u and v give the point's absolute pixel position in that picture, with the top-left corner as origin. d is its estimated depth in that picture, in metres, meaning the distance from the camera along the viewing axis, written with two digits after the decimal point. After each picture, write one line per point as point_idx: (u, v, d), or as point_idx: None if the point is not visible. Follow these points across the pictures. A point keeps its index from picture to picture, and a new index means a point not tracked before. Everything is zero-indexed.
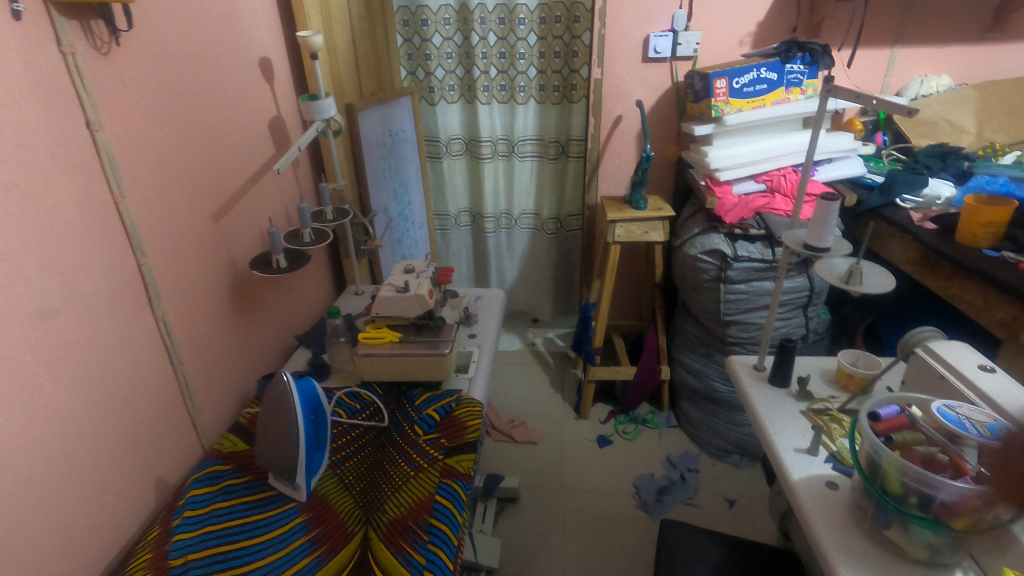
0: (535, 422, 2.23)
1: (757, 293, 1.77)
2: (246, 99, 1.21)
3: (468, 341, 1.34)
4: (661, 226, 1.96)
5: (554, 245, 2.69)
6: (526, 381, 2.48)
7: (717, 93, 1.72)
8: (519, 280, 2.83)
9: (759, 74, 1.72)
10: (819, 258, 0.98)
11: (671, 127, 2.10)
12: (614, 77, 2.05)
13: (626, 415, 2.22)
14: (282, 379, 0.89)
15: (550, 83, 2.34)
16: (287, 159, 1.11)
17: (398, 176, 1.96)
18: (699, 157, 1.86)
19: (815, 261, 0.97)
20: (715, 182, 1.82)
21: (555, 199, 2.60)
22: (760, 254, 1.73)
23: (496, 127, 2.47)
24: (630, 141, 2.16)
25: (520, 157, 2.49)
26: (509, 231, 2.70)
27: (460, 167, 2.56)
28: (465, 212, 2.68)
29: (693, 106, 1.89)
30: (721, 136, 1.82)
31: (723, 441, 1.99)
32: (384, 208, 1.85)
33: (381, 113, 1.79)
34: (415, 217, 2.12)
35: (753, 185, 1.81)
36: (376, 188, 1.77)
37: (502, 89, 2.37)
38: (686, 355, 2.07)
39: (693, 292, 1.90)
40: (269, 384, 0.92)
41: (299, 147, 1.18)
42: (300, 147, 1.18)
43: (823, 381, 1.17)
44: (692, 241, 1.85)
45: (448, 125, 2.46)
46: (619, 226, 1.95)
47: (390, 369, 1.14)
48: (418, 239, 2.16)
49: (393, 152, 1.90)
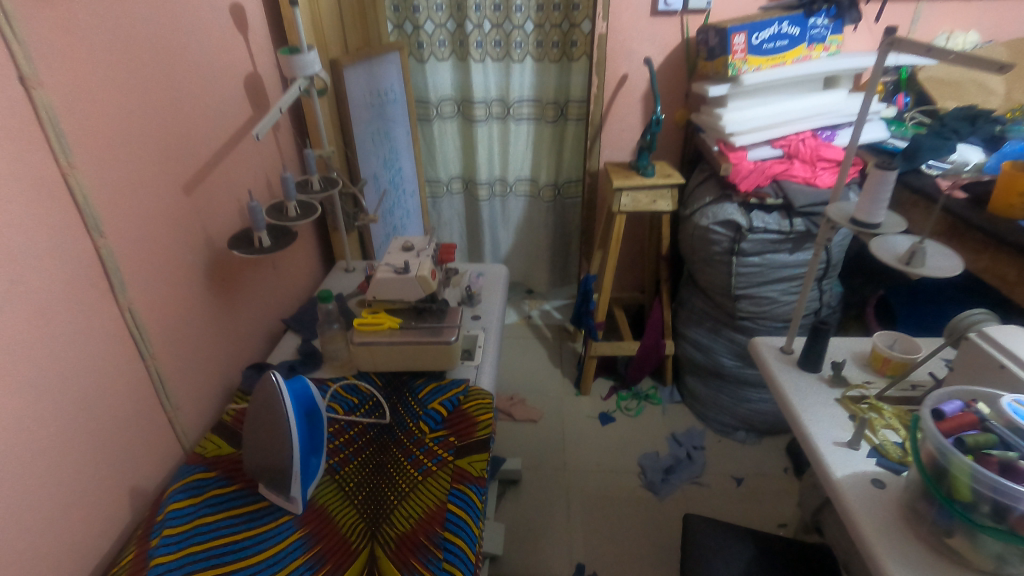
0: (534, 399, 2.15)
1: (771, 266, 1.68)
2: (218, 53, 1.06)
3: (473, 324, 1.24)
4: (670, 194, 1.84)
5: (550, 214, 2.58)
6: (524, 356, 2.40)
7: (735, 49, 1.58)
8: (514, 250, 2.73)
9: (780, 28, 1.59)
10: (872, 235, 0.88)
11: (681, 87, 1.96)
12: (620, 32, 1.89)
13: (627, 391, 2.16)
14: (273, 379, 0.78)
15: (548, 39, 2.18)
16: (268, 123, 0.97)
17: (387, 141, 1.80)
18: (712, 120, 1.73)
19: (869, 239, 0.87)
20: (729, 148, 1.70)
21: (552, 164, 2.47)
22: (778, 225, 1.62)
23: (490, 87, 2.32)
24: (634, 103, 2.02)
25: (517, 119, 2.36)
26: (504, 199, 2.58)
27: (452, 130, 2.43)
28: (457, 178, 2.56)
29: (707, 63, 1.76)
30: (737, 96, 1.69)
31: (729, 417, 1.95)
32: (374, 175, 1.70)
33: (368, 69, 1.63)
34: (406, 184, 1.98)
35: (769, 150, 1.69)
36: (365, 154, 1.62)
37: (497, 45, 2.22)
38: (692, 330, 1.99)
39: (703, 264, 1.81)
40: (257, 383, 0.81)
41: (281, 109, 1.03)
42: (282, 109, 1.04)
43: (858, 365, 1.09)
44: (703, 211, 1.74)
45: (439, 85, 2.32)
46: (625, 195, 1.84)
47: (390, 359, 1.03)
48: (410, 209, 2.02)
49: (381, 114, 1.75)
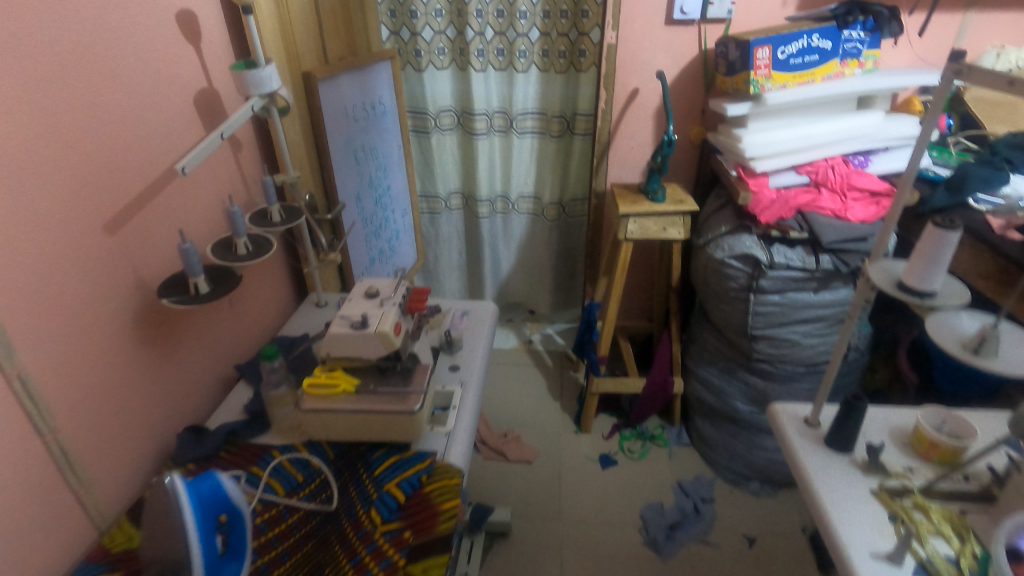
0: (530, 435, 2.00)
1: (793, 306, 1.51)
2: (160, 67, 0.93)
3: (450, 377, 1.09)
4: (682, 221, 1.68)
5: (555, 233, 2.42)
6: (522, 386, 2.24)
7: (757, 64, 1.42)
8: (516, 270, 2.57)
9: (810, 42, 1.42)
10: (932, 308, 0.71)
11: (697, 103, 1.79)
12: (631, 43, 1.73)
13: (631, 430, 1.99)
14: (169, 493, 0.60)
15: (555, 48, 2.03)
16: (196, 155, 0.82)
17: (374, 158, 1.66)
18: (730, 141, 1.57)
19: (928, 314, 0.71)
20: (748, 173, 1.53)
21: (557, 181, 2.31)
22: (802, 261, 1.44)
23: (492, 98, 2.18)
24: (646, 119, 1.86)
25: (520, 133, 2.21)
26: (506, 216, 2.43)
27: (452, 143, 2.29)
28: (456, 194, 2.42)
29: (726, 79, 1.59)
30: (759, 117, 1.52)
31: (742, 466, 1.78)
32: (357, 196, 1.56)
33: (351, 81, 1.49)
34: (396, 203, 1.84)
35: (793, 177, 1.52)
36: (344, 174, 1.48)
37: (500, 54, 2.07)
38: (703, 368, 1.82)
39: (716, 299, 1.65)
40: (154, 486, 0.63)
41: (222, 134, 0.89)
42: (224, 134, 0.89)
43: (898, 447, 0.92)
44: (718, 242, 1.58)
45: (438, 95, 2.18)
46: (632, 221, 1.67)
47: (344, 428, 0.88)
48: (400, 230, 1.88)
49: (367, 129, 1.61)
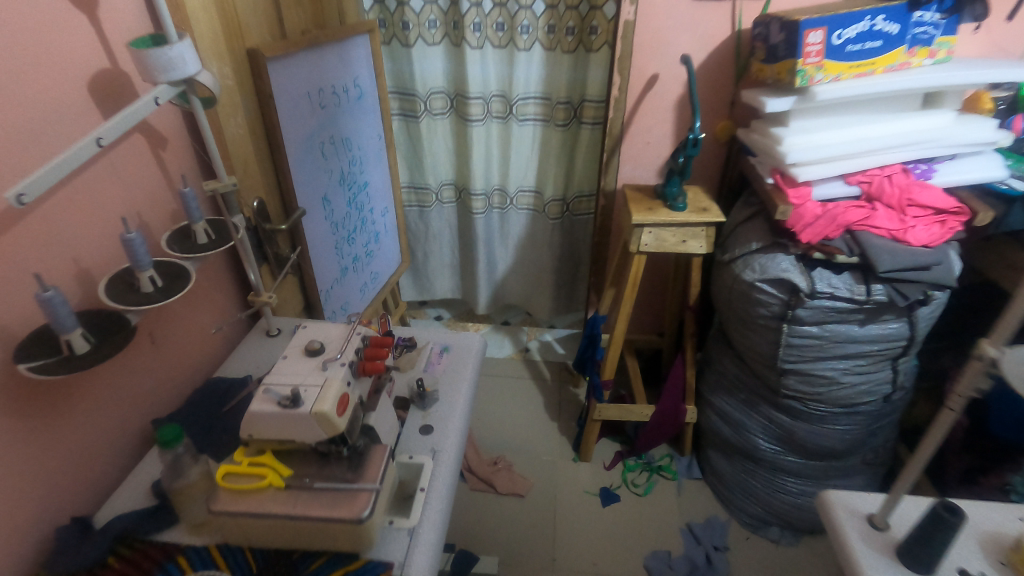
0: (523, 463, 1.80)
1: (833, 340, 1.29)
2: (29, 41, 0.69)
3: (420, 444, 0.87)
4: (705, 233, 1.44)
5: (557, 233, 2.19)
6: (517, 403, 2.04)
7: (807, 51, 1.17)
8: (513, 271, 2.35)
9: (872, 25, 1.17)
10: None
11: (725, 93, 1.54)
12: (652, 21, 1.47)
13: (636, 459, 1.79)
14: None
15: (562, 24, 1.78)
16: (41, 180, 0.60)
17: (347, 150, 1.42)
18: (766, 142, 1.32)
19: None
20: (787, 181, 1.30)
21: (561, 174, 2.07)
22: (849, 291, 1.22)
23: (490, 80, 1.92)
24: (666, 109, 1.60)
25: (520, 120, 1.97)
26: (503, 212, 2.19)
27: (444, 129, 2.04)
28: (449, 186, 2.18)
29: (765, 67, 1.34)
30: (804, 114, 1.28)
31: (760, 509, 1.59)
32: (324, 198, 1.32)
33: (316, 61, 1.25)
34: (375, 202, 1.61)
35: (841, 188, 1.28)
36: (307, 173, 1.24)
37: (499, 29, 1.82)
38: (720, 398, 1.61)
39: (742, 326, 1.43)
40: None
41: (98, 139, 0.67)
42: (101, 138, 0.67)
43: (996, 572, 0.71)
44: (747, 261, 1.35)
45: (428, 75, 1.93)
46: (647, 232, 1.44)
47: (271, 533, 0.67)
48: (380, 232, 1.65)
49: (338, 118, 1.36)
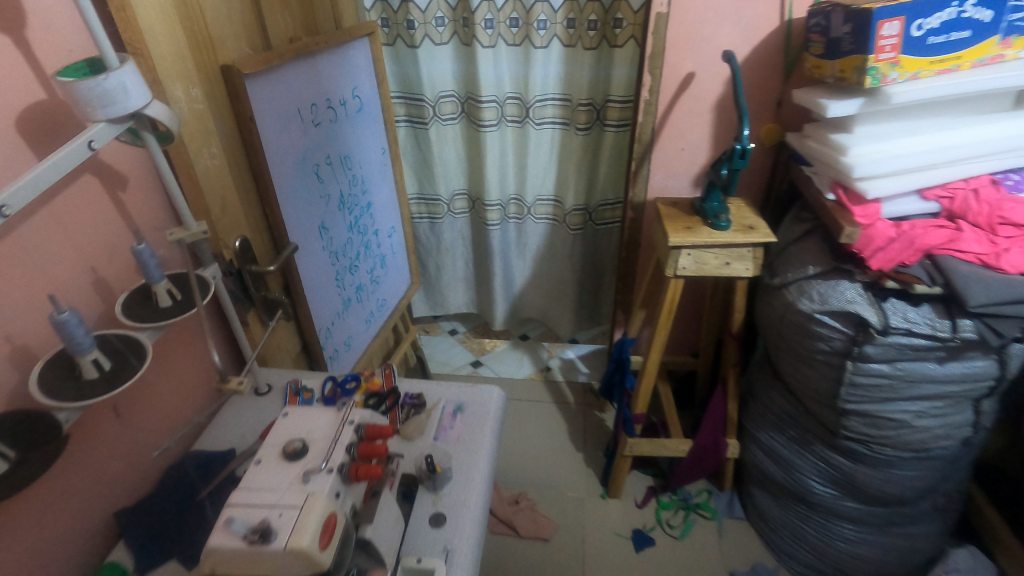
0: (546, 501, 1.65)
1: (906, 380, 1.11)
2: None
3: (432, 539, 0.73)
4: (752, 254, 1.26)
5: (578, 244, 2.02)
6: (538, 430, 1.89)
7: (880, 45, 0.99)
8: (532, 283, 2.19)
9: (960, 12, 0.98)
10: None
11: (771, 92, 1.36)
12: (688, 12, 1.30)
13: (670, 496, 1.64)
14: None
15: (583, 18, 1.61)
16: None
17: (347, 169, 1.27)
18: (826, 151, 1.15)
19: None
20: (852, 197, 1.12)
21: (583, 182, 1.90)
22: (929, 326, 1.04)
23: (504, 80, 1.76)
24: (703, 111, 1.42)
25: (537, 124, 1.80)
26: (520, 222, 2.03)
27: (455, 135, 1.89)
28: (461, 195, 2.03)
29: (823, 63, 1.15)
30: (873, 118, 1.09)
31: (812, 557, 1.43)
32: (322, 226, 1.18)
33: (308, 72, 1.10)
34: (381, 222, 1.46)
35: (917, 204, 1.10)
36: (301, 200, 1.10)
37: (513, 25, 1.65)
38: (766, 434, 1.45)
39: (795, 359, 1.26)
40: None
41: None
42: (5, 208, 0.53)
43: None
44: (803, 288, 1.18)
45: (437, 77, 1.77)
46: (686, 254, 1.27)
47: None
48: (387, 255, 1.51)
49: (335, 134, 1.22)
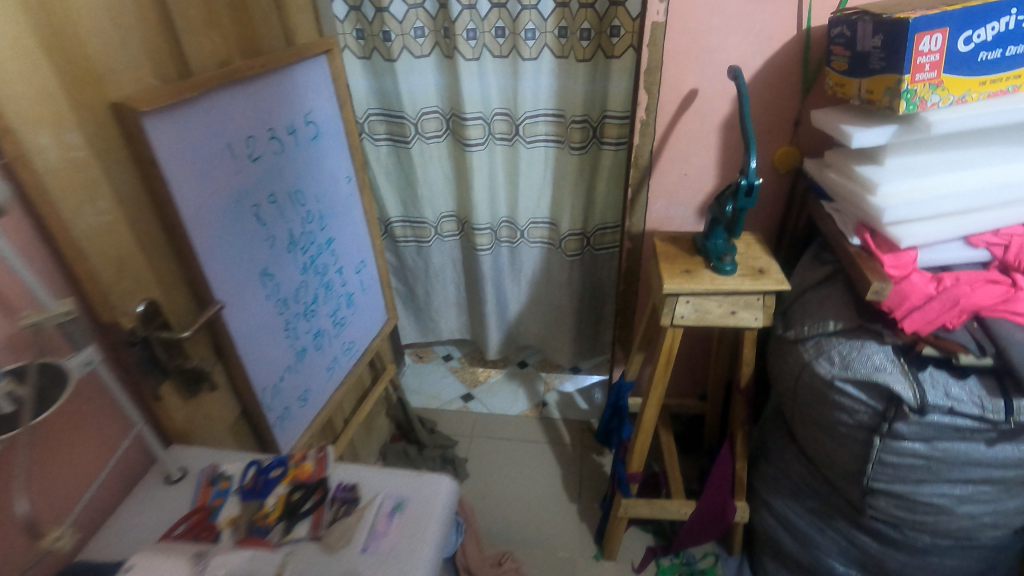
0: (534, 561, 1.49)
1: (946, 462, 0.93)
2: None
3: None
4: (762, 302, 1.09)
5: (576, 271, 1.85)
6: (530, 476, 1.73)
7: (920, 63, 0.81)
8: (528, 310, 2.03)
9: (1020, 21, 0.80)
10: None
11: (786, 111, 1.18)
12: (688, 21, 1.12)
13: (672, 559, 1.47)
14: None
15: (575, 26, 1.44)
16: None
17: (300, 204, 1.13)
18: (850, 187, 0.96)
19: None
20: (880, 242, 0.94)
21: (580, 204, 1.73)
22: (977, 405, 0.85)
23: (491, 95, 1.60)
24: (708, 133, 1.24)
25: (528, 142, 1.64)
26: (513, 246, 1.87)
27: (440, 153, 1.74)
28: (449, 218, 1.88)
29: (848, 81, 0.97)
30: (909, 148, 0.91)
31: None
32: (265, 272, 1.04)
33: (243, 100, 0.95)
34: (346, 258, 1.32)
35: (961, 252, 0.91)
36: (235, 247, 0.95)
37: (499, 35, 1.49)
38: (780, 500, 1.26)
39: (812, 425, 1.08)
40: None
41: None
42: None
43: None
44: (822, 347, 1.00)
45: (418, 93, 1.62)
46: (685, 302, 1.09)
47: None
48: (355, 292, 1.37)
49: (284, 167, 1.07)
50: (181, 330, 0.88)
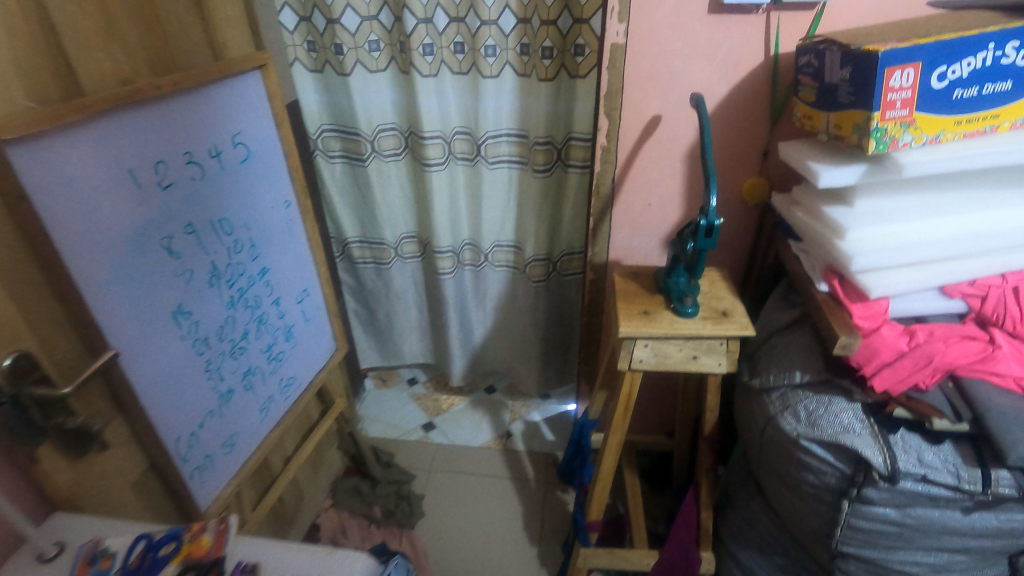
0: None
1: (919, 530, 0.85)
2: None
3: None
4: (725, 347, 1.01)
5: (543, 297, 1.77)
6: (489, 515, 1.63)
7: (889, 100, 0.74)
8: (493, 336, 1.94)
9: (998, 57, 0.73)
10: None
11: (754, 141, 1.11)
12: (650, 44, 1.05)
13: None
14: None
15: (538, 43, 1.36)
16: None
17: (226, 233, 1.03)
18: (818, 228, 0.89)
19: None
20: (849, 290, 0.86)
21: (546, 228, 1.65)
22: (952, 474, 0.78)
23: (451, 113, 1.51)
24: (673, 161, 1.17)
25: (490, 162, 1.55)
26: (477, 270, 1.78)
27: (399, 172, 1.64)
28: (410, 239, 1.78)
29: (817, 114, 0.90)
30: (879, 190, 0.84)
31: None
32: (179, 310, 0.94)
33: (150, 121, 0.85)
34: (285, 288, 1.22)
35: (935, 303, 0.84)
36: (136, 285, 0.85)
37: (458, 51, 1.41)
38: (747, 554, 1.16)
39: (776, 481, 0.99)
40: None
41: None
42: None
43: None
44: (788, 401, 0.92)
45: (374, 109, 1.53)
46: (643, 345, 1.01)
47: None
48: (295, 324, 1.27)
49: (205, 193, 0.98)
50: (64, 384, 0.79)
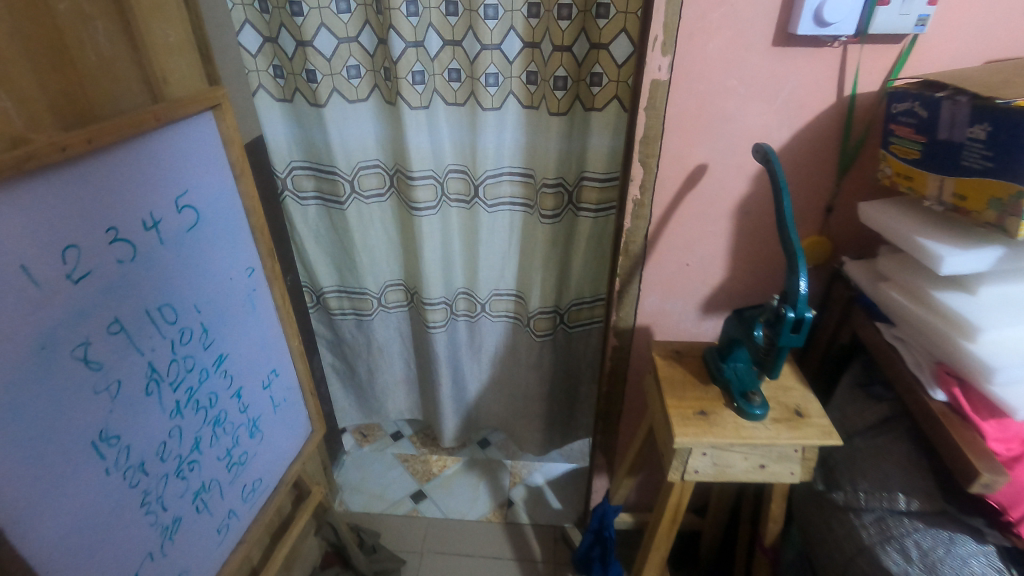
0: None
1: None
2: None
3: None
4: (800, 455, 0.81)
5: (548, 352, 1.56)
6: None
7: None
8: (490, 391, 1.72)
9: None
10: None
11: (818, 196, 0.93)
12: (699, 81, 0.86)
13: None
14: None
15: (547, 71, 1.17)
16: None
17: (170, 322, 0.80)
18: (928, 320, 0.71)
19: None
20: (974, 400, 0.69)
21: (553, 277, 1.44)
22: None
23: (444, 148, 1.30)
24: (718, 217, 0.98)
25: (490, 205, 1.35)
26: (472, 320, 1.57)
27: (383, 215, 1.42)
28: (395, 287, 1.56)
29: (922, 175, 0.72)
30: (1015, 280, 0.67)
31: None
32: (103, 437, 0.70)
33: (52, 193, 0.62)
34: (248, 374, 0.99)
35: None
36: (32, 421, 0.62)
37: (453, 78, 1.20)
38: None
39: None
40: None
41: None
42: None
43: None
44: (888, 530, 0.74)
45: (353, 143, 1.31)
46: (702, 455, 0.81)
47: None
48: (262, 415, 1.03)
49: (141, 277, 0.74)
50: None
